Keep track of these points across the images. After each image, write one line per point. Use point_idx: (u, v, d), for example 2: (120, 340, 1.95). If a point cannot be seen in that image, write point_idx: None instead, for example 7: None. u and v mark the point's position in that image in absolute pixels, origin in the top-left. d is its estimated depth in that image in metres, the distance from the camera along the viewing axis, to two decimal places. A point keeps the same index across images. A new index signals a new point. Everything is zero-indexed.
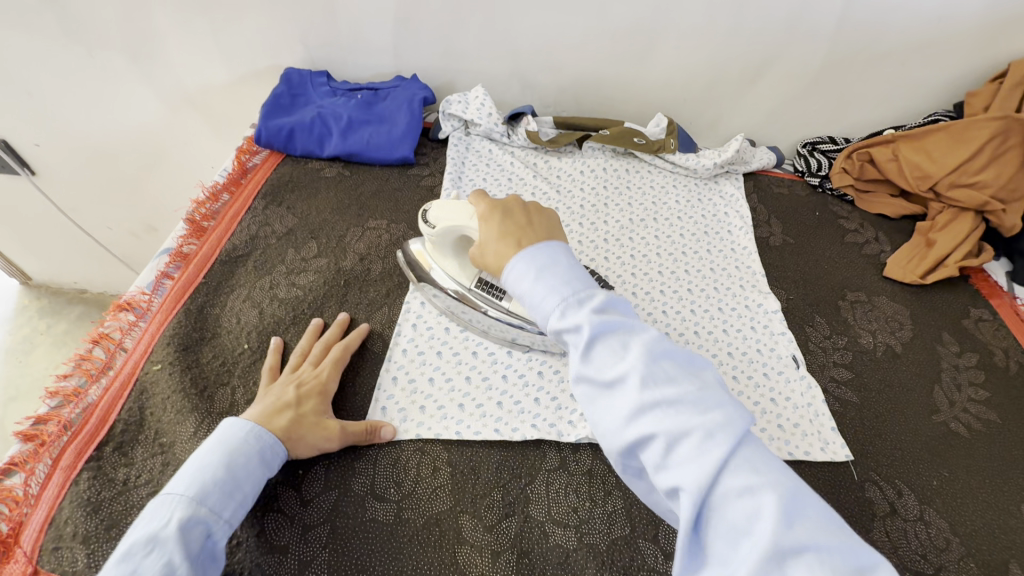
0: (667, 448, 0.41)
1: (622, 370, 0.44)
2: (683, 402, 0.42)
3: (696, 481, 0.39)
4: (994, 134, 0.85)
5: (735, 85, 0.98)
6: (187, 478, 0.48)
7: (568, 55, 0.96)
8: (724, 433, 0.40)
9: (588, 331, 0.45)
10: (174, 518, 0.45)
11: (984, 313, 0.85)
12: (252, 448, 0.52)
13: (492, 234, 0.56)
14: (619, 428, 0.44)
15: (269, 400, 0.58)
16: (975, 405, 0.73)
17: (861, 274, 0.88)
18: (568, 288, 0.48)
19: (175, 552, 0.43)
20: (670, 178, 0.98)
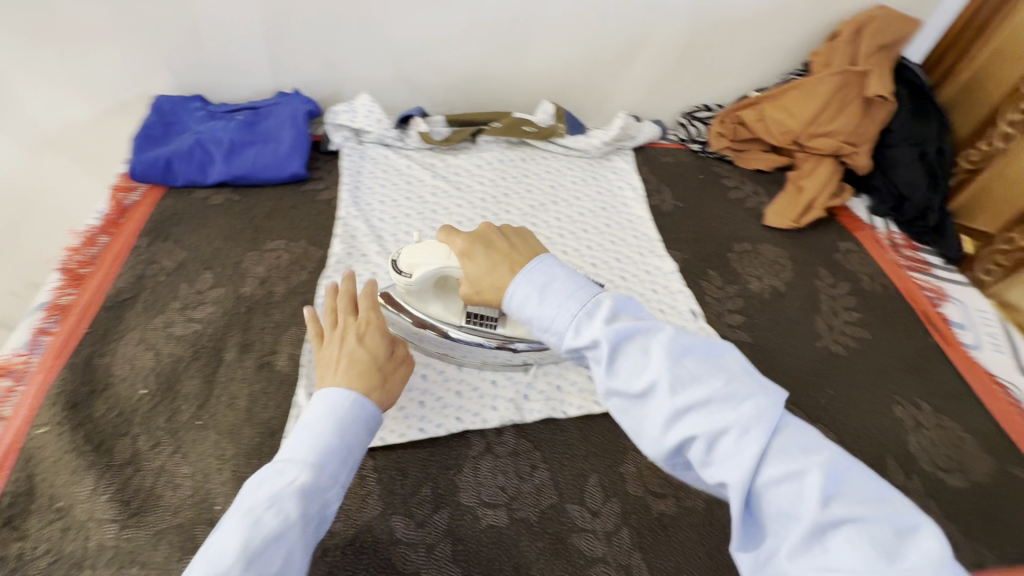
0: (649, 405, 0.44)
1: (650, 377, 0.44)
2: (709, 395, 0.42)
3: (739, 473, 0.40)
4: (836, 87, 0.95)
5: (611, 66, 1.03)
6: (287, 453, 0.48)
7: (450, 53, 0.98)
8: (753, 421, 0.41)
9: (608, 346, 0.45)
10: (263, 492, 0.45)
11: (851, 245, 0.95)
12: (369, 413, 0.52)
13: (481, 270, 0.55)
14: (657, 435, 0.44)
15: (333, 350, 0.57)
16: (849, 327, 0.82)
17: (745, 226, 0.96)
18: (581, 303, 0.48)
19: (285, 512, 0.44)
20: (564, 161, 1.02)
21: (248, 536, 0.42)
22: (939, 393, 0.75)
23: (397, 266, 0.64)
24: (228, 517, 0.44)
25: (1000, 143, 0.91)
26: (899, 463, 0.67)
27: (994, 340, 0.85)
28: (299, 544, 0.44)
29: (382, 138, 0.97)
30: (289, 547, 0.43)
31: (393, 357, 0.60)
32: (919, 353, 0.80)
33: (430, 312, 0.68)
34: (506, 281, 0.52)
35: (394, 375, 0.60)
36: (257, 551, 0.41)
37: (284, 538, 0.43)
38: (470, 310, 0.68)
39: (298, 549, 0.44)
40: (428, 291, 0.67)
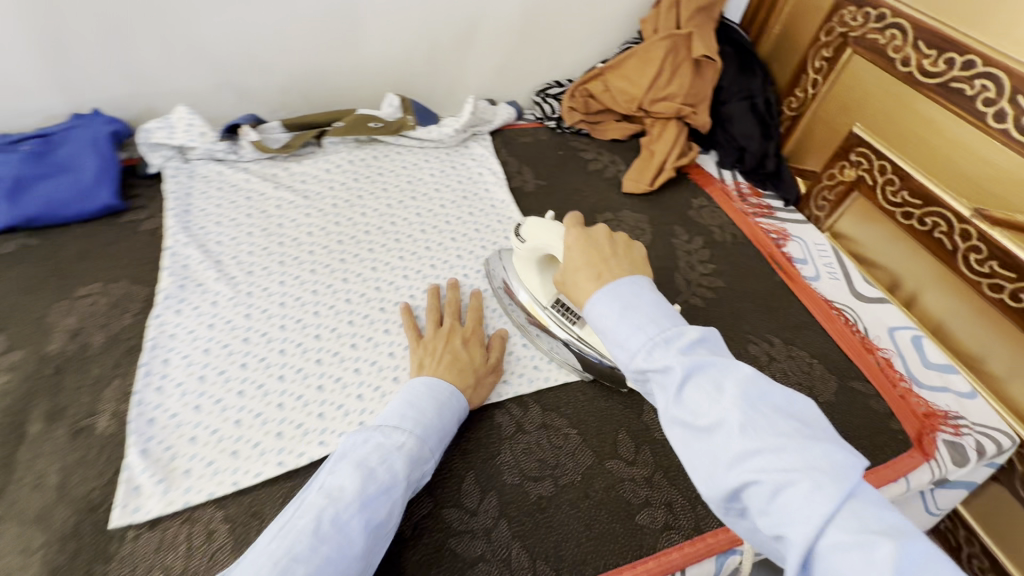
0: (709, 441, 0.42)
1: (720, 414, 0.42)
2: (783, 443, 0.39)
3: (805, 530, 0.36)
4: (666, 51, 0.99)
5: (453, 51, 1.00)
6: (389, 420, 0.55)
7: (274, 52, 0.90)
8: (830, 479, 0.37)
9: (682, 374, 0.44)
10: (376, 449, 0.51)
11: (703, 201, 1.00)
12: (439, 407, 0.58)
13: (576, 265, 0.58)
14: (717, 473, 0.41)
15: (435, 351, 0.65)
16: (706, 279, 0.87)
17: (606, 196, 0.98)
18: (658, 330, 0.48)
19: (396, 466, 0.50)
20: (420, 154, 0.98)
21: (361, 481, 0.48)
22: (787, 326, 0.81)
23: (517, 232, 0.70)
24: (339, 464, 0.50)
25: (811, 89, 0.98)
26: None
27: (830, 269, 0.93)
28: (401, 499, 0.49)
29: (210, 153, 0.88)
30: (395, 496, 0.49)
31: (486, 363, 0.68)
32: (769, 292, 0.86)
33: (527, 285, 0.74)
34: (587, 293, 0.55)
35: (487, 377, 0.68)
36: (371, 496, 0.47)
37: (393, 488, 0.49)
38: (558, 299, 0.72)
39: (398, 504, 0.49)
40: (530, 266, 0.73)
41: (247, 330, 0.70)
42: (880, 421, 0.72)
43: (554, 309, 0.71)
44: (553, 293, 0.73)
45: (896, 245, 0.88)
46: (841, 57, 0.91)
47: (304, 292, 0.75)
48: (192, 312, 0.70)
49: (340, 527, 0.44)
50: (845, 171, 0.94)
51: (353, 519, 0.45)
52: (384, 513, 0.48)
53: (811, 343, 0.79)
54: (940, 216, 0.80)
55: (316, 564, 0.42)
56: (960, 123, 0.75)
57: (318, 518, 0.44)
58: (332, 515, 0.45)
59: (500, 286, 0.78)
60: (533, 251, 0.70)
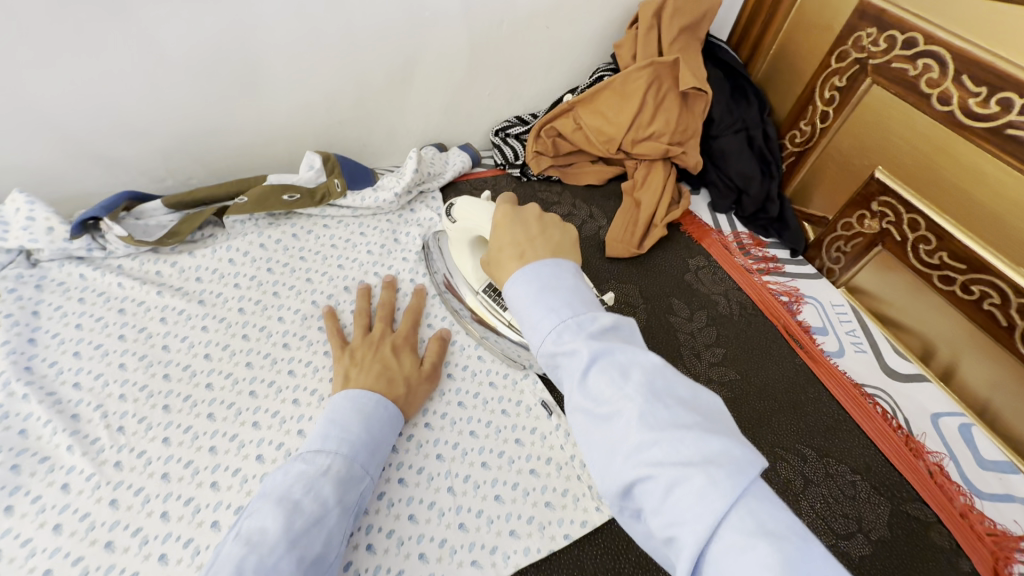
0: (613, 433, 0.36)
1: (620, 404, 0.36)
2: (682, 435, 0.34)
3: (699, 528, 0.31)
4: (648, 82, 0.82)
5: (388, 92, 0.81)
6: (311, 442, 0.49)
7: (145, 112, 0.68)
8: (728, 475, 0.32)
9: (589, 358, 0.39)
10: (300, 476, 0.45)
11: (700, 260, 0.84)
12: (386, 413, 0.55)
13: (499, 246, 0.49)
14: (614, 463, 0.36)
15: (365, 359, 0.60)
16: (716, 369, 0.71)
17: (586, 263, 0.81)
18: (573, 308, 0.42)
19: (327, 493, 0.45)
20: (354, 226, 0.79)
21: (287, 514, 0.41)
22: (817, 429, 0.66)
23: (448, 209, 0.65)
24: (259, 501, 0.43)
25: (820, 123, 0.83)
26: None
27: (854, 340, 0.78)
28: (338, 528, 0.44)
29: (64, 253, 0.66)
30: (331, 523, 0.43)
31: (421, 371, 0.63)
32: (790, 381, 0.71)
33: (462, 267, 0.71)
34: (507, 274, 0.48)
35: (427, 377, 0.63)
36: (300, 529, 0.41)
37: (327, 515, 0.43)
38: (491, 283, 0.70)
39: (337, 531, 0.44)
40: (463, 248, 0.69)
41: (112, 530, 0.50)
42: (945, 559, 0.58)
43: (486, 294, 0.70)
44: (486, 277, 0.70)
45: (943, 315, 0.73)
46: (857, 89, 0.76)
47: (199, 452, 0.56)
48: (29, 512, 0.50)
49: (266, 574, 0.37)
50: (866, 223, 0.79)
51: (283, 560, 0.38)
52: (322, 547, 0.42)
53: (850, 451, 0.65)
54: (990, 287, 0.66)
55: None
56: (1018, 180, 0.61)
57: (239, 566, 0.37)
58: (255, 562, 0.37)
59: (440, 278, 0.74)
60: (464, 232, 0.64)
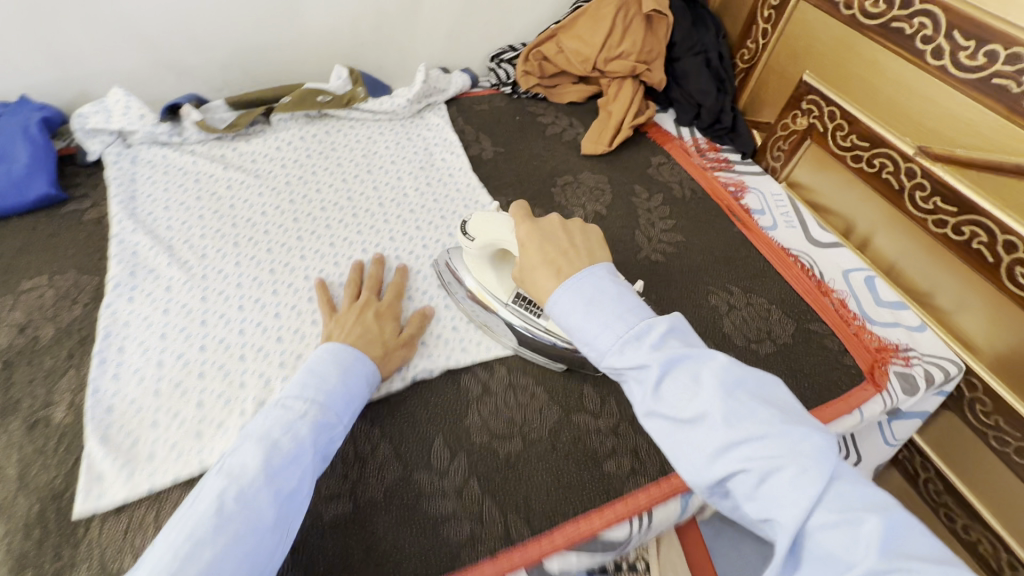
0: (693, 430, 0.42)
1: (698, 409, 0.42)
2: (765, 430, 0.40)
3: (788, 519, 0.37)
4: (618, 7, 0.98)
5: (400, 17, 0.98)
6: (291, 392, 0.54)
7: (210, 25, 0.86)
8: (814, 466, 0.38)
9: (657, 369, 0.44)
10: (279, 420, 0.51)
11: (662, 158, 1.00)
12: (360, 372, 0.59)
13: (535, 261, 0.57)
14: (702, 466, 0.42)
15: (355, 326, 0.64)
16: (667, 235, 0.87)
17: (565, 158, 0.98)
18: (627, 323, 0.49)
19: (301, 433, 0.50)
20: (374, 128, 0.96)
21: (265, 453, 0.47)
22: (745, 275, 0.83)
23: (462, 226, 0.68)
24: (243, 441, 0.48)
25: (762, 40, 0.98)
26: (717, 345, 0.74)
27: (786, 217, 0.95)
28: (311, 465, 0.49)
29: (150, 137, 0.85)
30: (304, 462, 0.48)
31: (398, 337, 0.67)
32: (728, 244, 0.88)
33: (485, 284, 0.71)
34: (548, 285, 0.54)
35: (403, 347, 0.66)
36: (278, 466, 0.47)
37: (302, 455, 0.48)
38: (519, 293, 0.70)
39: (312, 472, 0.49)
40: (487, 263, 0.71)
41: (205, 314, 0.69)
42: (833, 356, 0.75)
43: (514, 304, 0.69)
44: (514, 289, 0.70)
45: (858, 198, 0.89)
46: (788, 6, 0.91)
47: (261, 271, 0.75)
48: (145, 300, 0.69)
49: (245, 502, 0.43)
50: (798, 121, 0.94)
51: (261, 492, 0.44)
52: (296, 482, 0.47)
53: (772, 291, 0.81)
54: (886, 157, 0.81)
55: (222, 544, 0.40)
56: (902, 63, 0.77)
57: (220, 499, 0.43)
58: (236, 493, 0.44)
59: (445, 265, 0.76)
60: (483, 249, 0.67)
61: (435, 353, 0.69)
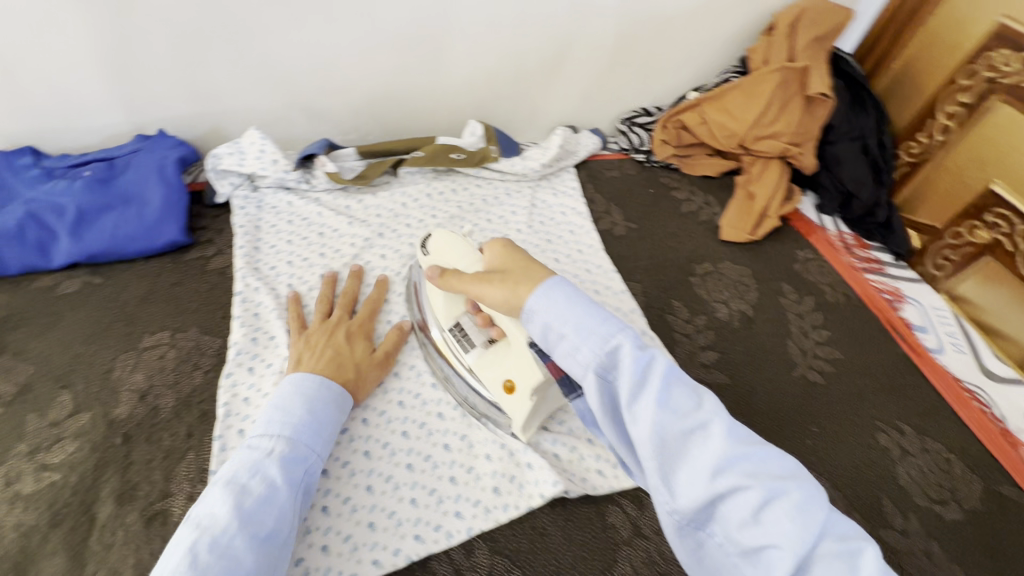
0: (691, 449, 0.42)
1: (702, 417, 0.43)
2: (760, 449, 0.41)
3: (792, 544, 0.37)
4: (777, 85, 0.89)
5: (540, 75, 0.92)
6: (256, 430, 0.53)
7: (352, 72, 0.82)
8: (811, 488, 0.40)
9: (664, 377, 0.44)
10: (245, 460, 0.50)
11: (808, 253, 0.91)
12: (328, 394, 0.58)
13: (491, 291, 0.56)
14: (696, 485, 0.41)
15: (321, 351, 0.62)
16: (822, 349, 0.78)
17: (703, 243, 0.89)
18: (608, 329, 0.47)
19: (271, 474, 0.49)
20: (502, 189, 0.90)
21: (234, 498, 0.46)
22: (915, 411, 0.73)
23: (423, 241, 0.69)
24: (210, 489, 0.47)
25: (939, 136, 0.88)
26: (894, 502, 0.64)
27: (952, 339, 0.84)
28: (288, 504, 0.48)
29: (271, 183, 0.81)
30: (278, 500, 0.48)
31: (374, 356, 0.66)
32: (891, 368, 0.77)
33: (433, 305, 0.68)
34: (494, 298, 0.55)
35: (378, 365, 0.66)
36: (249, 510, 0.46)
37: (274, 495, 0.48)
38: (458, 322, 0.65)
39: (288, 508, 0.48)
40: (434, 283, 0.68)
41: None
42: None
43: (451, 332, 0.66)
44: (457, 314, 0.66)
45: None
46: (984, 107, 0.81)
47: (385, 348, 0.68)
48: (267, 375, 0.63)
49: (220, 552, 0.43)
50: (977, 233, 0.84)
51: (235, 538, 0.44)
52: (273, 523, 0.46)
53: (948, 435, 0.71)
54: None
55: None
56: None
57: (193, 551, 0.42)
58: (209, 542, 0.43)
59: (415, 298, 0.73)
60: (435, 265, 0.67)
61: (572, 472, 0.62)
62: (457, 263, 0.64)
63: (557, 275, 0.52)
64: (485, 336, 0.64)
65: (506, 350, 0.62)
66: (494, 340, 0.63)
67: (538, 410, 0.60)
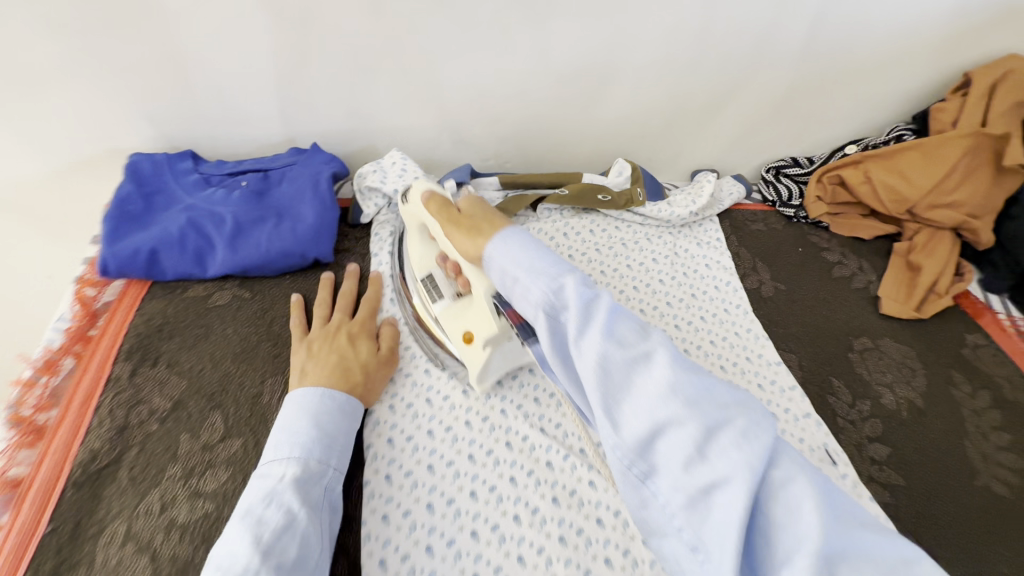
0: (636, 376, 0.42)
1: (648, 347, 0.43)
2: (709, 382, 0.41)
3: (743, 475, 0.36)
4: (966, 151, 0.80)
5: (696, 117, 0.86)
6: (265, 458, 0.51)
7: (510, 100, 0.79)
8: (762, 423, 0.39)
9: (607, 311, 0.45)
10: (258, 491, 0.47)
11: (979, 338, 0.81)
12: (331, 405, 0.55)
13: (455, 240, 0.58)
14: (642, 411, 0.41)
15: (329, 360, 0.60)
16: (1005, 456, 0.69)
17: (860, 314, 0.82)
18: (552, 266, 0.48)
19: (288, 501, 0.46)
20: (641, 233, 0.84)
21: (251, 533, 0.43)
22: None
23: (404, 194, 0.70)
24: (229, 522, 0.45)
25: None
26: None
27: None
28: (311, 529, 0.46)
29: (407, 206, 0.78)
30: (300, 528, 0.45)
31: (378, 355, 0.64)
32: None
33: (413, 255, 0.69)
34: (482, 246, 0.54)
35: (384, 365, 0.64)
36: (269, 542, 0.43)
37: (294, 523, 0.45)
38: (429, 273, 0.67)
39: (312, 532, 0.46)
40: (415, 235, 0.69)
41: (470, 444, 0.61)
42: None
43: (425, 283, 0.67)
44: (427, 267, 0.67)
45: None
46: None
47: (526, 399, 0.65)
48: (406, 414, 0.62)
49: None
50: None
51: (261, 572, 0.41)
52: (298, 550, 0.44)
53: None
54: None
55: None
56: None
57: None
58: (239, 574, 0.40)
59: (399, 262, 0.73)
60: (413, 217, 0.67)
61: None
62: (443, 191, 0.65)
63: (515, 227, 0.54)
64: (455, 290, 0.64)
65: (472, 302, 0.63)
66: (462, 293, 0.64)
67: (495, 361, 0.62)
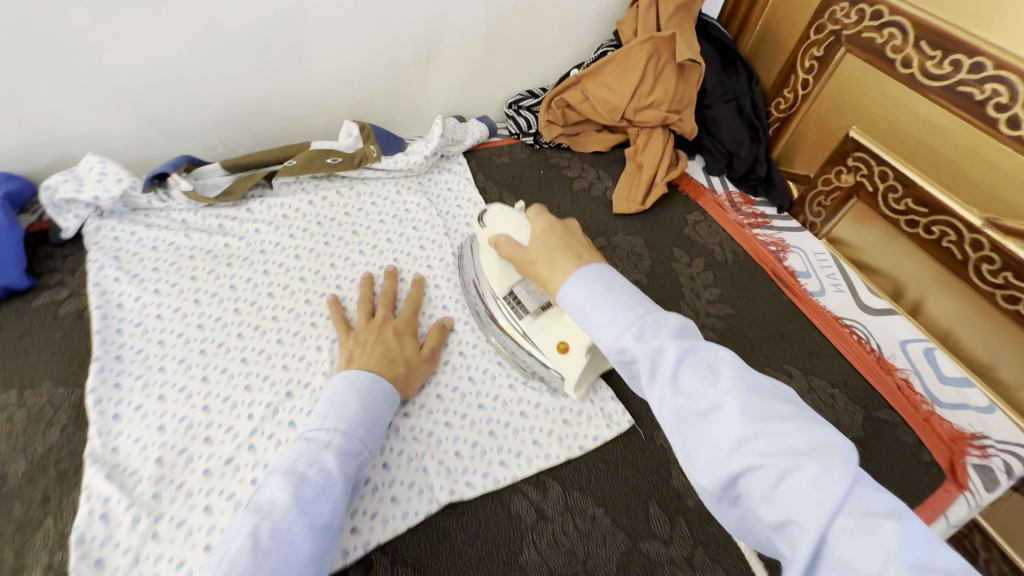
0: (710, 422, 0.38)
1: (718, 396, 0.38)
2: (784, 424, 0.35)
3: (808, 517, 0.32)
4: (648, 55, 0.91)
5: (413, 66, 0.89)
6: (313, 423, 0.54)
7: (202, 83, 0.76)
8: (840, 467, 0.33)
9: (677, 354, 0.40)
10: (304, 452, 0.50)
11: (698, 215, 0.94)
12: (379, 393, 0.59)
13: (548, 262, 0.54)
14: (715, 457, 0.37)
15: (375, 353, 0.63)
16: (714, 307, 0.81)
17: (597, 217, 0.91)
18: (636, 310, 0.45)
19: (328, 465, 0.49)
20: (392, 186, 0.88)
21: (293, 487, 0.46)
22: (802, 353, 0.77)
23: (481, 217, 0.71)
24: (269, 476, 0.48)
25: (801, 90, 0.92)
26: None
27: (834, 281, 0.88)
28: (342, 496, 0.48)
29: (121, 210, 0.75)
30: (334, 492, 0.47)
31: (421, 353, 0.68)
32: (778, 317, 0.81)
33: (488, 277, 0.72)
34: (561, 278, 0.52)
35: (425, 362, 0.68)
36: (308, 498, 0.46)
37: (330, 486, 0.48)
38: (512, 291, 0.69)
39: (343, 500, 0.48)
40: (490, 255, 0.71)
41: (208, 428, 0.59)
42: (908, 454, 0.69)
43: (508, 301, 0.69)
44: (509, 285, 0.69)
45: (905, 259, 0.82)
46: (834, 59, 0.85)
47: (273, 369, 0.65)
48: (135, 418, 0.59)
49: (280, 536, 0.43)
50: (844, 177, 0.88)
51: (295, 523, 0.44)
52: (328, 514, 0.46)
53: (829, 368, 0.76)
54: (947, 225, 0.74)
55: None
56: (960, 125, 0.70)
57: (253, 534, 0.42)
58: (269, 528, 0.43)
59: (467, 280, 0.76)
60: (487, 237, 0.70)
61: (473, 467, 0.62)
62: (513, 234, 0.65)
63: (603, 263, 0.50)
64: (539, 302, 0.67)
65: (562, 313, 0.65)
66: (546, 306, 0.67)
67: (587, 371, 0.64)
